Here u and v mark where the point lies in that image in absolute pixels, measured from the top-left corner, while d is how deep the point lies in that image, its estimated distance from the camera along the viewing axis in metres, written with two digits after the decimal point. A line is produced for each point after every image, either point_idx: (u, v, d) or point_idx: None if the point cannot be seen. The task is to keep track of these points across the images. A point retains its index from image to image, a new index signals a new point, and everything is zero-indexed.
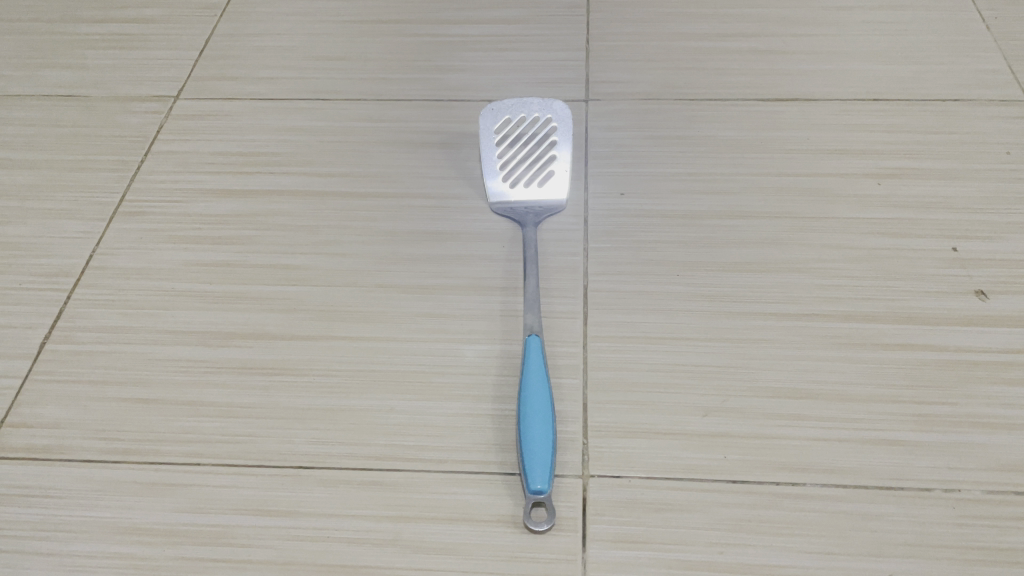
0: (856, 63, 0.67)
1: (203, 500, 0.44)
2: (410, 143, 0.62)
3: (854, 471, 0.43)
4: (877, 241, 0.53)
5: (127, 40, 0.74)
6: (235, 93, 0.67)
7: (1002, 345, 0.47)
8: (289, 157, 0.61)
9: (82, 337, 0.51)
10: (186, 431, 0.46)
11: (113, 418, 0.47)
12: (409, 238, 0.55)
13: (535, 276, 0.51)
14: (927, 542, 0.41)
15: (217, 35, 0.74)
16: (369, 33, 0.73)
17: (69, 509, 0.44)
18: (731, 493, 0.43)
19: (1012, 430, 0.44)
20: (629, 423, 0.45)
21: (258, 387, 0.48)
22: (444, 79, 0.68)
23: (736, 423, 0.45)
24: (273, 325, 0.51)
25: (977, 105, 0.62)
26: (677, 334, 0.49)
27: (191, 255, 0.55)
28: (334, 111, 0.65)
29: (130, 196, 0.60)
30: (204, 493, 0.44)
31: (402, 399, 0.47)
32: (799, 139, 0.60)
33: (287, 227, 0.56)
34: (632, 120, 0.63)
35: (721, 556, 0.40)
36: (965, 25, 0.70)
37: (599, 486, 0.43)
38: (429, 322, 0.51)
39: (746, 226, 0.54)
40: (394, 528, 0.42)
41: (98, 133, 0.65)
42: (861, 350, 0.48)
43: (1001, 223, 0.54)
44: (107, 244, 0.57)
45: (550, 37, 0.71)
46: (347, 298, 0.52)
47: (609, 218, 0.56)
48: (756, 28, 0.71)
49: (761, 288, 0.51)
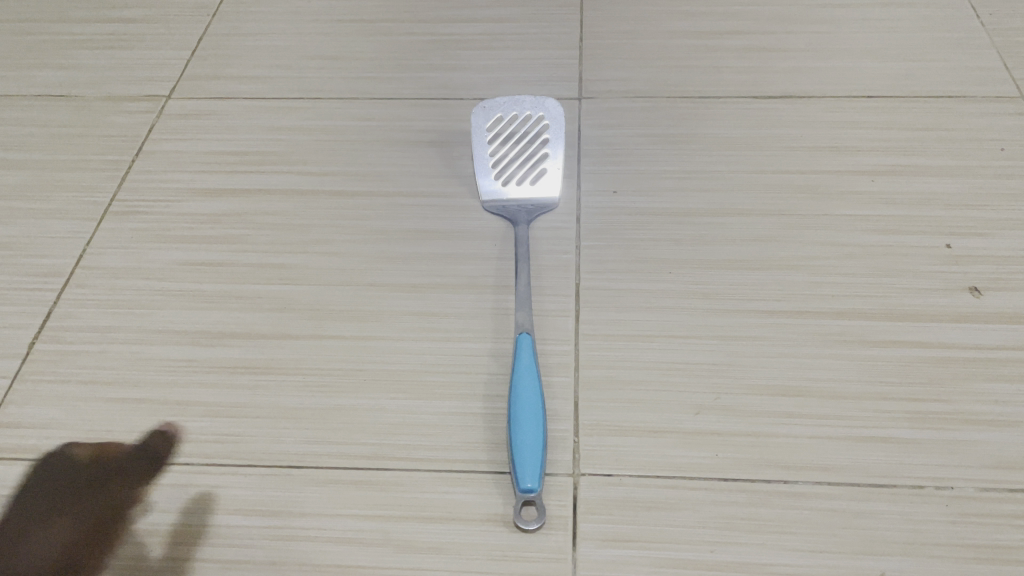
0: (850, 61, 0.66)
1: (196, 501, 0.44)
2: (403, 142, 0.62)
3: (848, 468, 0.43)
4: (871, 238, 0.53)
5: (119, 39, 0.74)
6: (227, 92, 0.67)
7: (995, 342, 0.47)
8: (281, 156, 0.61)
9: (72, 336, 0.51)
10: (174, 431, 0.46)
11: (101, 417, 0.47)
12: (401, 237, 0.55)
13: (527, 275, 0.51)
14: (921, 540, 0.40)
15: (210, 35, 0.74)
16: (363, 32, 0.73)
17: (56, 509, 0.44)
18: (723, 491, 0.42)
19: (1006, 427, 0.44)
20: (620, 421, 0.45)
21: (249, 386, 0.48)
22: (437, 78, 0.68)
23: (729, 421, 0.45)
24: (263, 324, 0.51)
25: (970, 102, 0.62)
26: (669, 332, 0.49)
27: (181, 253, 0.55)
28: (326, 109, 0.65)
29: (121, 195, 0.60)
30: (198, 494, 0.44)
31: (393, 398, 0.47)
32: (793, 135, 0.60)
33: (278, 226, 0.56)
34: (625, 118, 0.63)
35: (712, 554, 0.40)
36: (962, 22, 0.70)
37: (590, 484, 0.43)
38: (420, 321, 0.50)
39: (739, 223, 0.54)
40: (383, 527, 0.42)
41: (90, 133, 0.65)
42: (854, 347, 0.47)
43: (995, 220, 0.53)
44: (97, 244, 0.56)
45: (544, 35, 0.71)
46: (338, 296, 0.52)
47: (601, 216, 0.56)
48: (750, 25, 0.71)
49: (754, 286, 0.51)
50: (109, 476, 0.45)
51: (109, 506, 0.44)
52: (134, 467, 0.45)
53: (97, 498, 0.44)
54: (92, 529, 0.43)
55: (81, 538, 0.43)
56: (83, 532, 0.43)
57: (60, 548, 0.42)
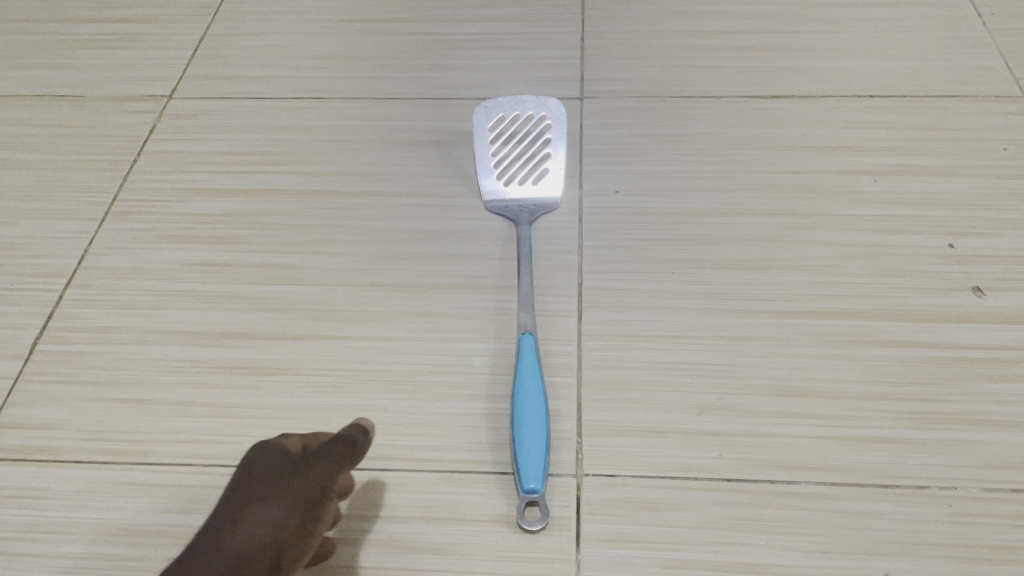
0: (852, 60, 0.66)
1: (310, 485, 0.38)
2: (404, 142, 0.62)
3: (851, 468, 0.43)
4: (873, 238, 0.53)
5: (120, 39, 0.74)
6: (228, 92, 0.67)
7: (997, 342, 0.47)
8: (283, 156, 0.61)
9: (73, 337, 0.51)
10: (177, 432, 0.46)
11: (104, 418, 0.47)
12: (402, 237, 0.55)
13: (529, 275, 0.51)
14: (923, 540, 0.40)
15: (211, 34, 0.74)
16: (364, 31, 0.73)
17: (59, 510, 0.44)
18: (726, 491, 0.42)
19: (1009, 427, 0.44)
20: (623, 421, 0.45)
21: (251, 387, 0.48)
22: (438, 77, 0.68)
23: (731, 421, 0.45)
24: (265, 324, 0.51)
25: (972, 102, 0.61)
26: (672, 332, 0.49)
27: (183, 254, 0.55)
28: (327, 109, 0.65)
29: (123, 195, 0.60)
30: (311, 476, 0.38)
31: (395, 398, 0.47)
32: (794, 135, 0.60)
33: (280, 226, 0.56)
34: (627, 117, 0.63)
35: (716, 555, 0.40)
36: (963, 21, 0.70)
37: (594, 485, 0.43)
38: (422, 321, 0.50)
39: (741, 223, 0.54)
40: (386, 528, 0.42)
41: (90, 133, 0.64)
42: (857, 348, 0.47)
43: (997, 220, 0.53)
44: (98, 244, 0.56)
45: (545, 35, 0.71)
46: (340, 297, 0.52)
47: (603, 216, 0.56)
48: (751, 25, 0.71)
49: (757, 286, 0.51)
50: (312, 457, 0.39)
51: (306, 487, 0.38)
52: (339, 446, 0.40)
53: (310, 477, 0.38)
54: (308, 508, 0.38)
55: (291, 518, 0.37)
56: (290, 512, 0.37)
57: (275, 532, 0.37)
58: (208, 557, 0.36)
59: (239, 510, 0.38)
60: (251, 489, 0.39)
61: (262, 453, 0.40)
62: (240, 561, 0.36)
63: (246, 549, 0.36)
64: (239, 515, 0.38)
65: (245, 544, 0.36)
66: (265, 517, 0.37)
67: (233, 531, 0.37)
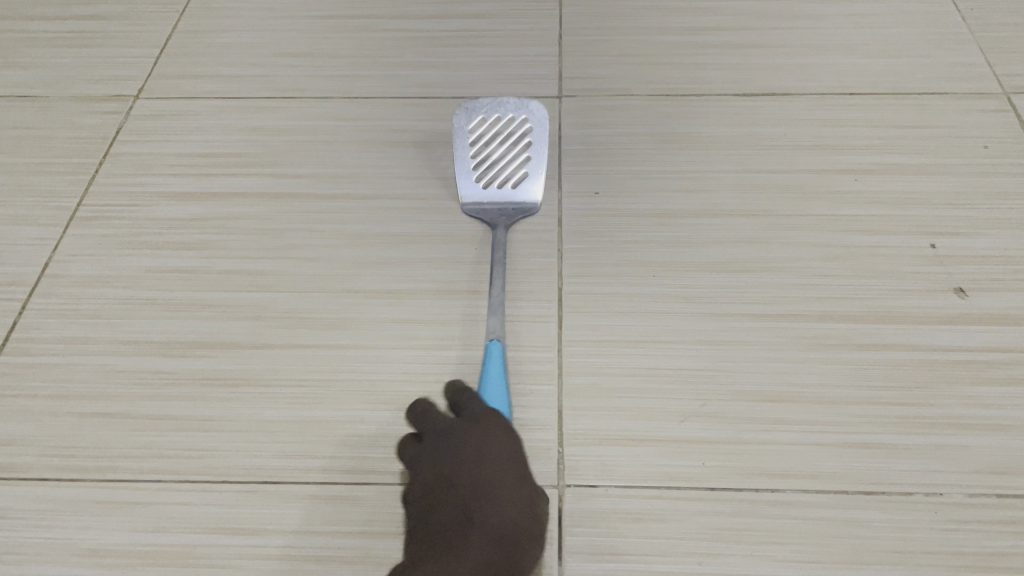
0: (832, 57, 0.66)
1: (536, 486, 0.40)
2: (379, 143, 0.61)
3: (836, 475, 0.42)
4: (855, 239, 0.52)
5: (84, 37, 0.71)
6: (197, 92, 0.65)
7: (981, 344, 0.47)
8: (254, 158, 0.59)
9: (37, 349, 0.49)
10: (145, 447, 0.45)
11: (69, 433, 0.45)
12: (378, 241, 0.54)
13: (501, 280, 0.49)
14: (909, 548, 0.40)
15: (180, 32, 0.72)
16: (337, 28, 0.71)
17: (23, 531, 0.42)
18: (711, 501, 0.42)
19: (993, 430, 0.43)
20: (605, 430, 0.44)
21: (223, 400, 0.46)
22: (414, 76, 0.66)
23: (716, 428, 0.44)
24: (237, 333, 0.49)
25: (952, 99, 0.61)
26: (654, 337, 0.48)
27: (151, 260, 0.53)
28: (300, 109, 0.63)
29: (88, 199, 0.58)
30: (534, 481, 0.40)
31: (372, 409, 0.46)
32: (776, 134, 0.59)
33: (252, 231, 0.55)
34: (607, 116, 0.62)
35: (701, 566, 0.40)
36: (942, 17, 0.69)
37: (576, 496, 0.42)
38: (399, 328, 0.49)
39: (723, 224, 0.53)
40: (363, 545, 0.41)
41: (55, 135, 0.62)
42: (841, 351, 0.47)
43: (980, 219, 0.53)
44: (62, 251, 0.54)
45: (523, 32, 0.70)
46: (313, 304, 0.50)
47: (584, 218, 0.55)
48: (731, 21, 0.70)
49: (740, 288, 0.50)
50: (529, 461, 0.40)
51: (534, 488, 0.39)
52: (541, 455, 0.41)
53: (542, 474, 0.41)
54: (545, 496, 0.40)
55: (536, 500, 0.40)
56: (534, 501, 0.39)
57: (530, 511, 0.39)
58: (473, 544, 0.37)
59: (488, 494, 0.39)
60: (489, 469, 0.39)
61: (459, 427, 0.42)
62: (512, 538, 0.37)
63: (512, 525, 0.38)
64: (485, 493, 0.39)
65: (507, 517, 0.38)
66: (519, 500, 0.39)
67: (485, 507, 0.38)
